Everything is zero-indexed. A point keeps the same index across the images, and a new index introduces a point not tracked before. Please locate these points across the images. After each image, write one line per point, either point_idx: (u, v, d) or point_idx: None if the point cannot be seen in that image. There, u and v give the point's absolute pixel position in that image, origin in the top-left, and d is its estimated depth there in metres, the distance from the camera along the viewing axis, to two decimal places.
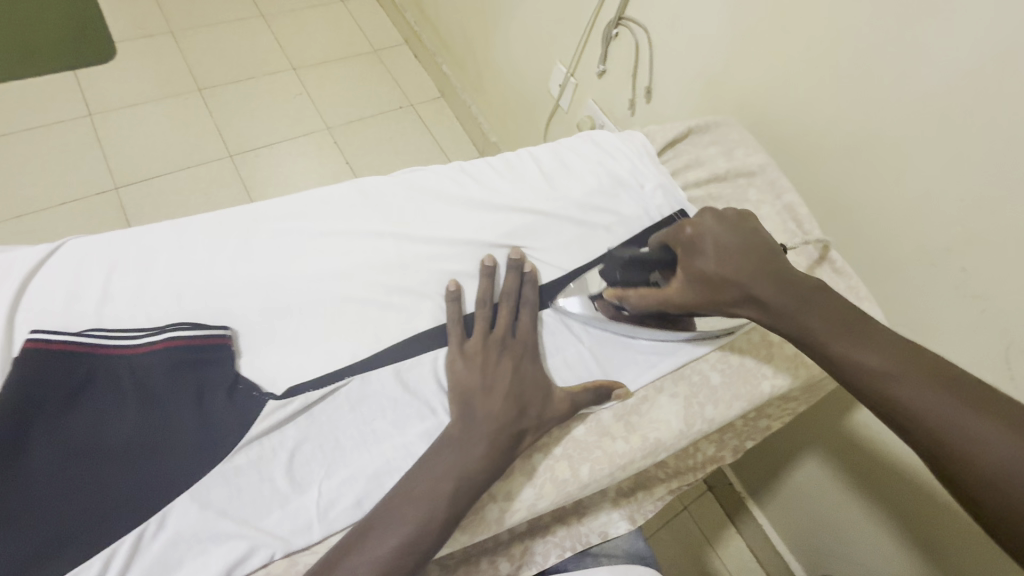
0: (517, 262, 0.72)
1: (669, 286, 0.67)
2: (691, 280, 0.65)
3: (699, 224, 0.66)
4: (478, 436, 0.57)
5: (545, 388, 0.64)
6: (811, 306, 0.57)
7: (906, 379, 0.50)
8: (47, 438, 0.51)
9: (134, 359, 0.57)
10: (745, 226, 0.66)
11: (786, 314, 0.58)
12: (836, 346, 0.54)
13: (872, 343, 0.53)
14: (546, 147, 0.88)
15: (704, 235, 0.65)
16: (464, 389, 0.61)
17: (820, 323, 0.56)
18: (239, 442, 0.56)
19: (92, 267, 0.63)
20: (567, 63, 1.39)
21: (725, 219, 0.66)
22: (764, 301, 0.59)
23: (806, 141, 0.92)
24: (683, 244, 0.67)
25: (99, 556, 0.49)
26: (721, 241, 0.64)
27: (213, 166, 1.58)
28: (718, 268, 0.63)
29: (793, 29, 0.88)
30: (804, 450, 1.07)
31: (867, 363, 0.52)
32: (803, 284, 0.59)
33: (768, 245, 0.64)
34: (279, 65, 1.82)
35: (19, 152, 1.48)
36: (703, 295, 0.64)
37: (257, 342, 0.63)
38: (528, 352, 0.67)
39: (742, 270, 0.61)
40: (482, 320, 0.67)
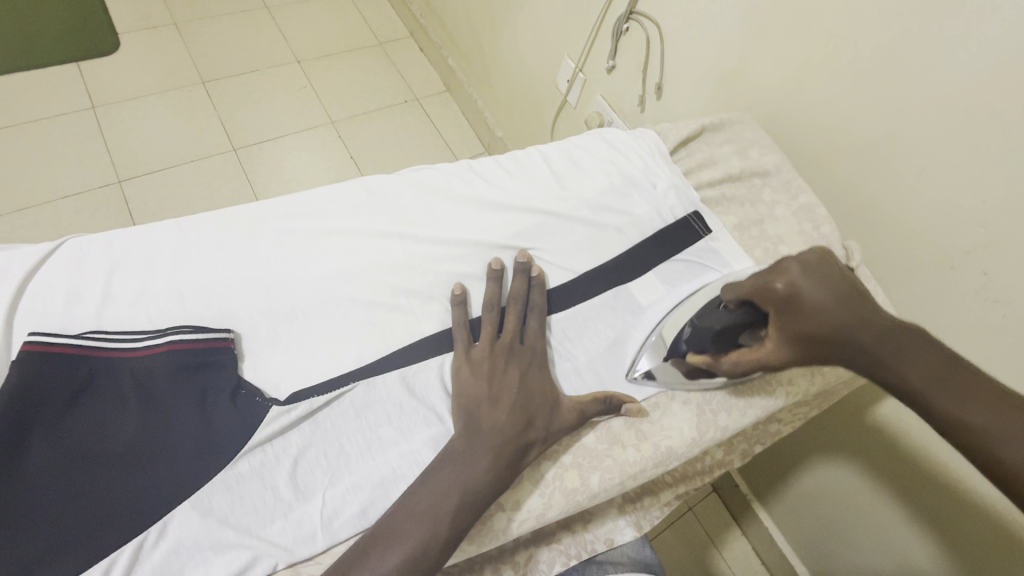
0: (523, 265, 0.71)
1: (763, 346, 0.60)
2: (789, 341, 0.57)
3: (789, 279, 0.57)
4: (483, 449, 0.56)
5: (554, 397, 0.62)
6: (910, 357, 0.52)
7: (1014, 438, 0.46)
8: (45, 444, 0.50)
9: (134, 362, 0.55)
10: (835, 272, 0.57)
11: (885, 367, 0.53)
12: (934, 397, 0.50)
13: (976, 396, 0.49)
14: (556, 145, 0.86)
15: (800, 295, 0.56)
16: (470, 398, 0.60)
17: (918, 374, 0.51)
18: (242, 449, 0.54)
19: (92, 266, 0.61)
20: (575, 58, 1.36)
21: (812, 266, 0.57)
22: (864, 355, 0.53)
23: (822, 141, 0.90)
24: (776, 304, 0.58)
25: (99, 566, 0.48)
26: (817, 300, 0.55)
27: (216, 160, 1.57)
28: (820, 328, 0.55)
29: (811, 23, 0.85)
30: (815, 455, 1.05)
31: (973, 419, 0.48)
32: (903, 334, 0.53)
33: (855, 288, 0.56)
34: (283, 57, 1.80)
35: (22, 145, 1.47)
36: (806, 355, 0.57)
37: (260, 345, 0.61)
38: (536, 359, 0.65)
39: (839, 329, 0.54)
40: (489, 326, 0.66)
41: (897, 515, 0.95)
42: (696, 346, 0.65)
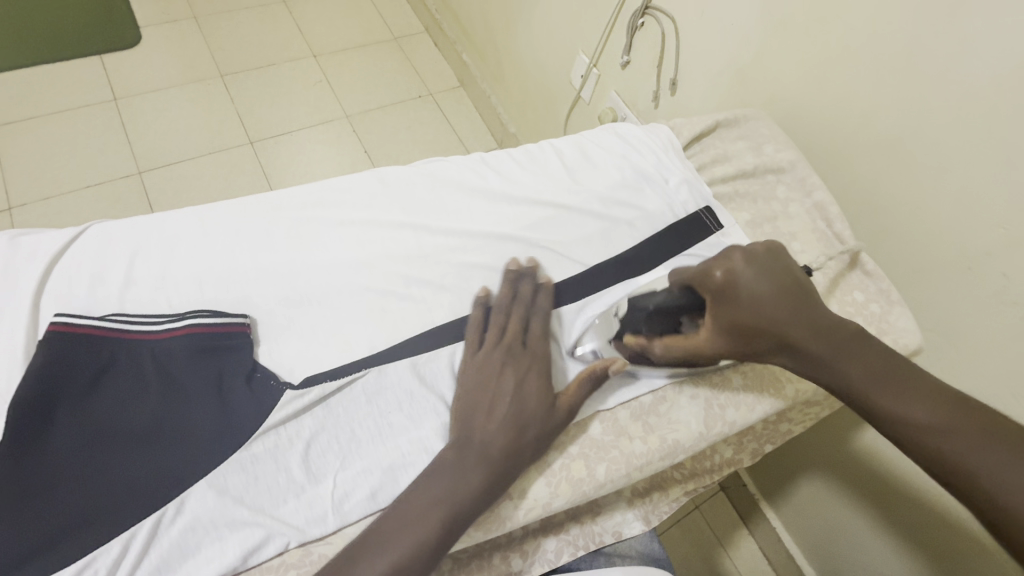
0: (518, 272, 0.70)
1: (697, 335, 0.61)
2: (721, 331, 0.60)
3: (730, 268, 0.59)
4: (473, 459, 0.55)
5: (551, 401, 0.60)
6: (853, 357, 0.55)
7: (953, 434, 0.49)
8: (70, 419, 0.52)
9: (153, 344, 0.57)
10: (778, 265, 0.60)
11: (827, 365, 0.56)
12: (878, 398, 0.53)
13: (915, 393, 0.52)
14: (568, 139, 0.86)
15: (737, 283, 0.59)
16: (468, 404, 0.59)
17: (861, 374, 0.54)
18: (256, 430, 0.56)
19: (116, 251, 0.63)
20: (590, 53, 1.36)
21: (756, 258, 0.60)
22: (808, 353, 0.56)
23: (838, 138, 0.89)
24: (713, 292, 0.60)
25: (119, 539, 0.49)
26: (754, 291, 0.58)
27: (234, 152, 1.59)
28: (750, 318, 0.58)
29: (829, 19, 0.84)
30: (822, 457, 1.05)
31: (915, 418, 0.51)
32: (841, 331, 0.56)
33: (798, 283, 0.59)
34: (300, 51, 1.82)
35: (46, 135, 1.50)
36: (737, 346, 0.59)
37: (275, 331, 0.63)
38: (537, 363, 0.62)
39: (777, 321, 0.57)
40: (495, 327, 0.64)
41: (905, 517, 0.94)
42: (630, 329, 0.65)
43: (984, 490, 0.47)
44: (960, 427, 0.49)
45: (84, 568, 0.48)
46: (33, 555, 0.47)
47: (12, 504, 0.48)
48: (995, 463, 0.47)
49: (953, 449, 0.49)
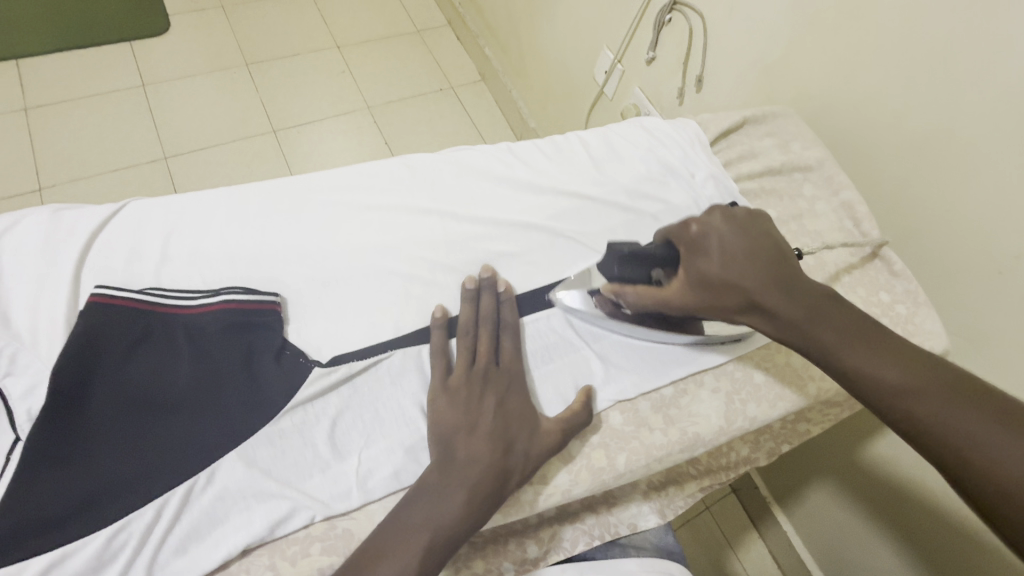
0: (489, 281, 0.67)
1: (670, 286, 0.62)
2: (693, 283, 0.60)
3: (706, 223, 0.61)
4: (460, 485, 0.53)
5: (533, 418, 0.59)
6: (827, 318, 0.54)
7: (927, 396, 0.48)
8: (108, 387, 0.53)
9: (188, 319, 0.58)
10: (758, 229, 0.60)
11: (799, 326, 0.54)
12: (851, 360, 0.51)
13: (887, 354, 0.51)
14: (594, 131, 0.87)
15: (711, 236, 0.60)
16: (445, 432, 0.56)
17: (834, 335, 0.53)
18: (285, 406, 0.57)
19: (153, 227, 0.65)
20: (614, 48, 1.36)
21: (736, 220, 0.61)
22: (778, 313, 0.55)
23: (867, 138, 0.88)
24: (686, 243, 0.62)
25: (152, 505, 0.51)
26: (727, 242, 0.59)
27: (257, 140, 1.62)
28: (722, 272, 0.58)
29: (862, 16, 0.83)
30: (837, 461, 1.04)
31: (887, 378, 0.49)
32: (816, 295, 0.55)
33: (776, 246, 0.59)
34: (324, 42, 1.84)
35: (77, 119, 1.54)
36: (705, 299, 0.59)
37: (304, 311, 0.64)
38: (513, 384, 0.61)
39: (748, 276, 0.57)
40: (465, 351, 0.61)
41: (922, 524, 0.93)
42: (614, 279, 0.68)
43: (958, 452, 0.45)
44: (934, 388, 0.48)
45: (119, 531, 0.50)
46: (72, 516, 0.49)
47: (52, 466, 0.49)
48: (969, 421, 0.45)
49: (927, 411, 0.47)
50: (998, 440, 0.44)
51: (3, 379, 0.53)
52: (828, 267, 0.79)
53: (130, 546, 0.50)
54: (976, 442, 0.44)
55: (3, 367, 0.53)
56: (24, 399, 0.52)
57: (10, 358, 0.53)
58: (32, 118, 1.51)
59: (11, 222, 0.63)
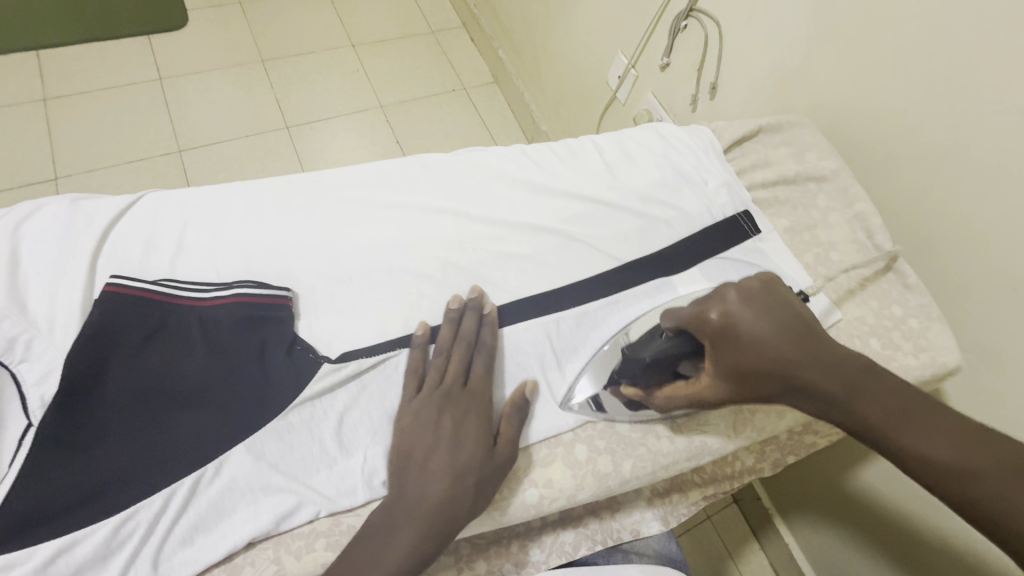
0: (476, 303, 0.66)
1: (700, 380, 0.58)
2: (723, 377, 0.55)
3: (725, 307, 0.55)
4: (408, 521, 0.52)
5: (488, 440, 0.57)
6: (868, 395, 0.51)
7: (985, 474, 0.46)
8: (120, 377, 0.54)
9: (201, 311, 0.59)
10: (775, 301, 0.55)
11: (840, 405, 0.52)
12: (903, 440, 0.49)
13: (936, 430, 0.49)
14: (609, 135, 0.87)
15: (734, 323, 0.54)
16: (400, 460, 0.55)
17: (879, 413, 0.50)
18: (294, 400, 0.57)
19: (169, 219, 0.66)
20: (629, 54, 1.35)
21: (754, 296, 0.55)
22: (823, 395, 0.52)
23: (883, 149, 0.87)
24: (711, 337, 0.56)
25: (160, 494, 0.51)
26: (755, 332, 0.53)
27: (270, 136, 1.63)
28: (755, 362, 0.53)
29: (882, 28, 0.83)
30: (841, 474, 1.03)
31: (941, 458, 0.47)
32: (851, 369, 0.52)
33: (799, 320, 0.55)
34: (340, 41, 1.85)
35: (93, 110, 1.56)
36: (742, 391, 0.55)
37: (315, 306, 0.64)
38: (477, 406, 0.59)
39: (781, 365, 0.53)
40: (435, 370, 0.61)
41: (925, 542, 0.92)
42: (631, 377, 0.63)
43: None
44: (992, 466, 0.46)
45: (127, 519, 0.50)
46: (80, 503, 0.49)
47: (63, 453, 0.50)
48: None
49: (985, 491, 0.45)
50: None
51: (19, 365, 0.53)
52: (840, 277, 0.79)
53: (138, 534, 0.50)
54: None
55: (19, 353, 0.54)
56: (37, 385, 0.53)
57: (25, 344, 0.54)
58: (50, 109, 1.53)
59: (30, 210, 0.63)
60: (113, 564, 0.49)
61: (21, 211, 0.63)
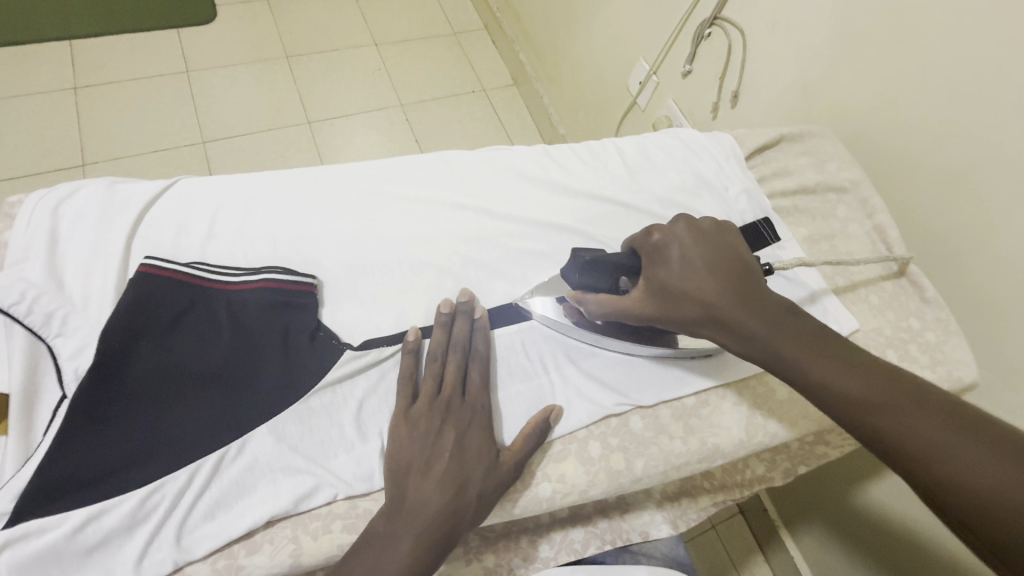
0: (465, 306, 0.65)
1: (629, 293, 0.61)
2: (652, 292, 0.59)
3: (670, 231, 0.61)
4: (406, 531, 0.51)
5: (491, 454, 0.57)
6: (786, 331, 0.53)
7: (885, 404, 0.47)
8: (150, 354, 0.55)
9: (230, 295, 0.60)
10: (722, 240, 0.60)
11: (757, 339, 0.53)
12: (819, 374, 0.50)
13: (850, 367, 0.50)
14: (631, 139, 0.87)
15: (670, 246, 0.60)
16: (400, 467, 0.55)
17: (792, 347, 0.52)
18: (317, 385, 0.59)
19: (201, 205, 0.68)
20: (651, 60, 1.36)
21: (700, 230, 0.60)
22: (742, 329, 0.54)
23: (905, 163, 0.87)
24: (649, 252, 0.61)
25: (185, 469, 0.53)
26: (690, 253, 0.58)
27: (292, 130, 1.66)
28: (680, 280, 0.57)
29: (908, 40, 0.83)
30: (847, 488, 1.04)
31: (850, 391, 0.48)
32: (775, 307, 0.54)
33: (737, 255, 0.59)
34: (363, 39, 1.88)
35: (122, 99, 1.60)
36: (665, 308, 0.58)
37: (339, 295, 0.66)
38: (477, 416, 0.59)
39: (704, 285, 0.56)
40: (431, 380, 0.60)
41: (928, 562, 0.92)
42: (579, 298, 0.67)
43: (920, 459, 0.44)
44: (891, 397, 0.47)
45: (153, 492, 0.52)
46: (108, 475, 0.51)
47: (94, 425, 0.51)
48: (942, 439, 0.44)
49: (882, 419, 0.46)
50: (956, 449, 0.43)
51: (54, 339, 0.55)
52: (858, 289, 0.79)
53: (163, 507, 0.51)
54: (927, 446, 0.44)
55: (55, 327, 0.56)
56: (72, 358, 0.55)
57: (61, 319, 0.56)
58: (81, 97, 1.57)
59: (68, 191, 0.65)
60: (139, 534, 0.51)
61: (59, 191, 0.65)
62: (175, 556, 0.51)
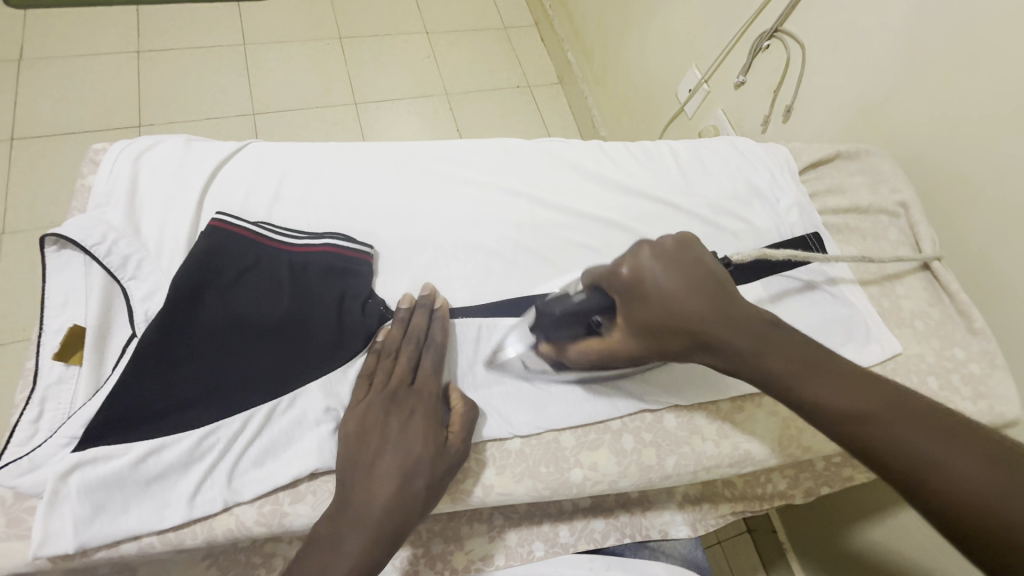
0: (426, 299, 0.64)
1: (611, 336, 0.58)
2: (633, 332, 0.56)
3: (637, 262, 0.56)
4: (354, 531, 0.49)
5: (437, 442, 0.55)
6: (773, 346, 0.51)
7: (873, 416, 0.47)
8: (216, 303, 0.58)
9: (291, 256, 0.63)
10: (689, 258, 0.55)
11: (745, 358, 0.52)
12: (802, 388, 0.50)
13: (835, 377, 0.49)
14: (685, 143, 0.88)
15: (644, 279, 0.55)
16: (349, 458, 0.53)
17: (780, 363, 0.51)
18: (365, 348, 0.62)
19: (269, 168, 0.71)
20: (703, 68, 1.36)
21: (667, 254, 0.55)
22: (729, 347, 0.52)
23: (964, 190, 0.85)
24: (620, 290, 0.57)
25: (240, 415, 0.55)
26: (661, 286, 0.54)
27: (340, 110, 1.70)
28: (658, 316, 0.54)
29: (979, 67, 0.81)
30: (858, 520, 1.01)
31: (836, 402, 0.48)
32: (757, 322, 0.53)
33: (711, 273, 0.55)
34: (414, 26, 1.91)
35: (182, 66, 1.65)
36: (649, 347, 0.55)
37: (393, 267, 0.68)
38: (426, 404, 0.57)
39: (685, 317, 0.53)
40: (380, 373, 0.59)
41: None
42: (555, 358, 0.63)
43: (903, 467, 0.45)
44: (879, 407, 0.47)
45: (209, 433, 0.54)
46: (171, 412, 0.54)
47: (161, 364, 0.54)
48: (927, 444, 0.44)
49: (870, 430, 0.46)
50: (941, 452, 0.44)
51: (129, 281, 0.58)
52: (903, 312, 0.78)
53: (218, 448, 0.54)
54: (917, 452, 0.44)
55: (130, 270, 0.59)
56: (143, 301, 0.58)
57: (136, 263, 0.59)
58: (143, 61, 1.63)
59: (148, 143, 0.69)
60: (193, 471, 0.53)
61: (141, 143, 0.68)
62: (225, 496, 0.53)
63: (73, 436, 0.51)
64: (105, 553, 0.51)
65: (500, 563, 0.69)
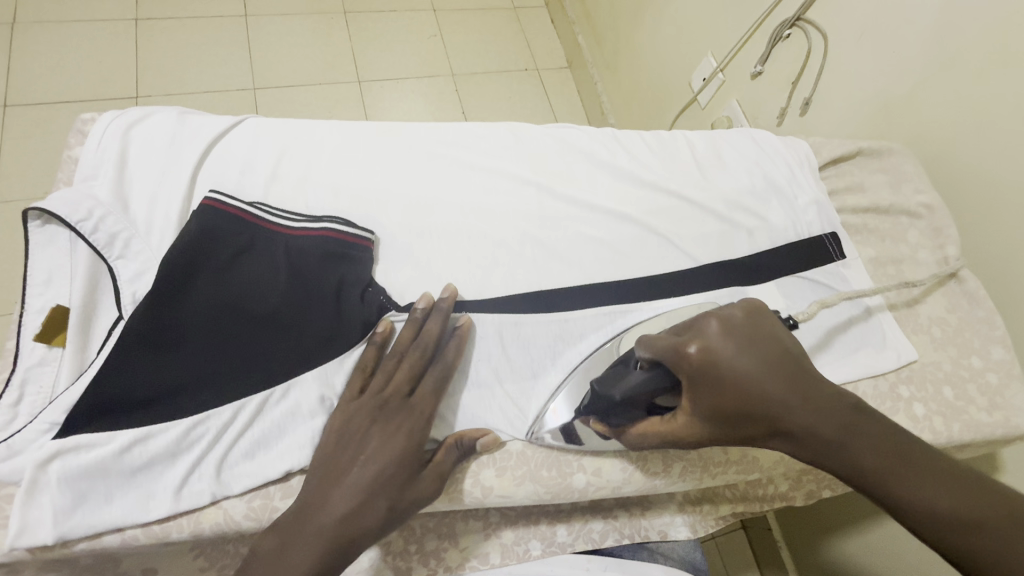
0: (441, 305, 0.60)
1: (676, 419, 0.50)
2: (703, 418, 0.47)
3: (707, 344, 0.45)
4: (302, 542, 0.47)
5: (413, 467, 0.53)
6: (862, 437, 0.43)
7: (985, 526, 0.40)
8: (207, 286, 0.55)
9: (288, 239, 0.60)
10: (760, 335, 0.46)
11: (833, 448, 0.44)
12: (903, 490, 0.42)
13: (938, 478, 0.42)
14: (702, 133, 0.84)
15: (718, 364, 0.45)
16: (325, 459, 0.52)
17: (872, 459, 0.43)
18: (363, 339, 0.59)
19: (267, 145, 0.67)
20: (719, 56, 1.31)
21: (737, 330, 0.46)
22: (810, 431, 0.44)
23: (987, 193, 0.82)
24: (689, 374, 0.46)
25: (230, 406, 0.53)
26: (742, 375, 0.44)
27: (342, 87, 1.65)
28: (740, 402, 0.45)
29: (1012, 64, 0.77)
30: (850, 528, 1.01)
31: (941, 508, 0.41)
32: (842, 408, 0.44)
33: (790, 355, 0.46)
34: (421, 3, 1.85)
35: (180, 36, 1.60)
36: (721, 432, 0.47)
37: (395, 254, 0.65)
38: (416, 424, 0.54)
39: (767, 401, 0.44)
40: (380, 376, 0.56)
41: None
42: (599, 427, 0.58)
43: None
44: (989, 516, 0.40)
45: (197, 424, 0.52)
46: (157, 400, 0.51)
47: (147, 349, 0.52)
48: None
49: (986, 544, 0.39)
50: None
51: (116, 260, 0.55)
52: (920, 318, 0.76)
53: (206, 439, 0.52)
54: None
55: (118, 250, 0.56)
56: (131, 282, 0.55)
57: (124, 242, 0.56)
58: (140, 29, 1.58)
59: (139, 115, 0.65)
60: (180, 463, 0.51)
61: (132, 114, 0.65)
62: (213, 489, 0.51)
63: (55, 421, 0.49)
64: (87, 545, 0.49)
65: (494, 562, 0.67)
